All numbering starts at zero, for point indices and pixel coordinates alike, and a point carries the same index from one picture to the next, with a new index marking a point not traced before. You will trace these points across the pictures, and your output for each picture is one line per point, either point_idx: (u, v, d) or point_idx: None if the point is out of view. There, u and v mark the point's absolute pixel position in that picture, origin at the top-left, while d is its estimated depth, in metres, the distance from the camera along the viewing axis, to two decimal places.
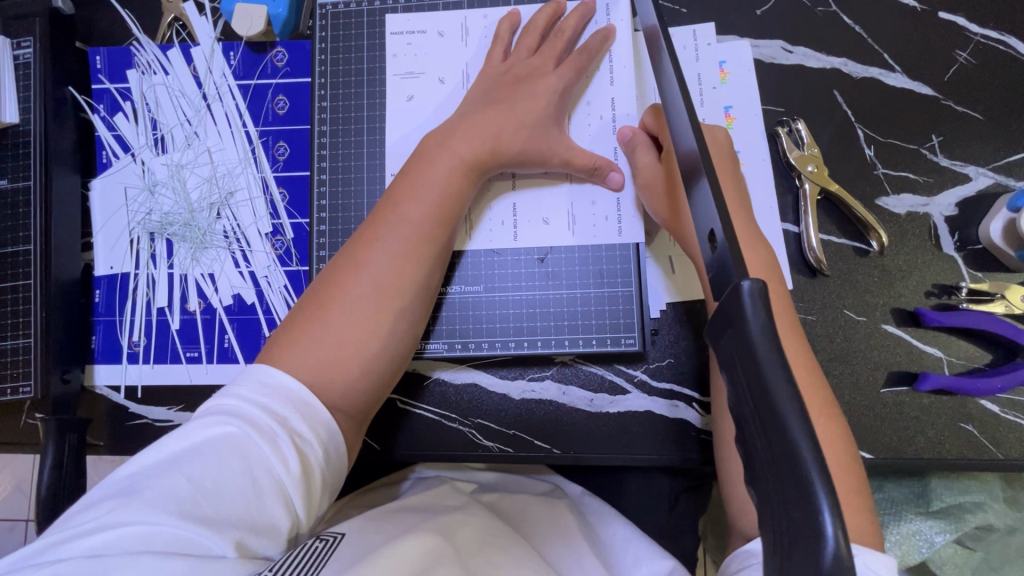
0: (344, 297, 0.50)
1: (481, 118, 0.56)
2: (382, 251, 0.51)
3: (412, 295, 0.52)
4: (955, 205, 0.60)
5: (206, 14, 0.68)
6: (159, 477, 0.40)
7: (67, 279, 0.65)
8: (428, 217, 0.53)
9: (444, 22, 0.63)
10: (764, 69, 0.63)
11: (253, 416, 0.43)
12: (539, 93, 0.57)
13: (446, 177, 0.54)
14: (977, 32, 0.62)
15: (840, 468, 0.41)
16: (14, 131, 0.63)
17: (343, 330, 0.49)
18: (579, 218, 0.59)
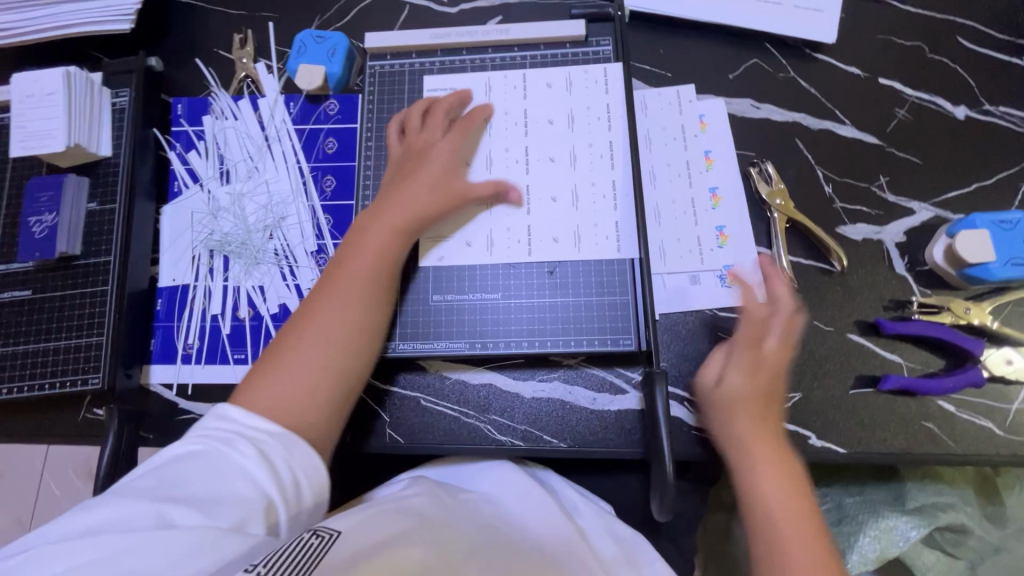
0: (301, 349, 0.56)
1: (409, 184, 0.65)
2: (331, 309, 0.58)
3: (365, 341, 0.59)
4: (903, 233, 0.70)
5: (274, 73, 0.82)
6: (138, 482, 0.46)
7: (137, 287, 0.74)
8: (370, 276, 0.60)
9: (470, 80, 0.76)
10: (736, 121, 0.76)
11: (218, 430, 0.50)
12: (441, 155, 0.67)
13: (383, 242, 0.62)
14: (912, 95, 0.75)
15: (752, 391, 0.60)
16: (106, 162, 0.75)
17: (300, 378, 0.55)
18: (583, 237, 0.69)
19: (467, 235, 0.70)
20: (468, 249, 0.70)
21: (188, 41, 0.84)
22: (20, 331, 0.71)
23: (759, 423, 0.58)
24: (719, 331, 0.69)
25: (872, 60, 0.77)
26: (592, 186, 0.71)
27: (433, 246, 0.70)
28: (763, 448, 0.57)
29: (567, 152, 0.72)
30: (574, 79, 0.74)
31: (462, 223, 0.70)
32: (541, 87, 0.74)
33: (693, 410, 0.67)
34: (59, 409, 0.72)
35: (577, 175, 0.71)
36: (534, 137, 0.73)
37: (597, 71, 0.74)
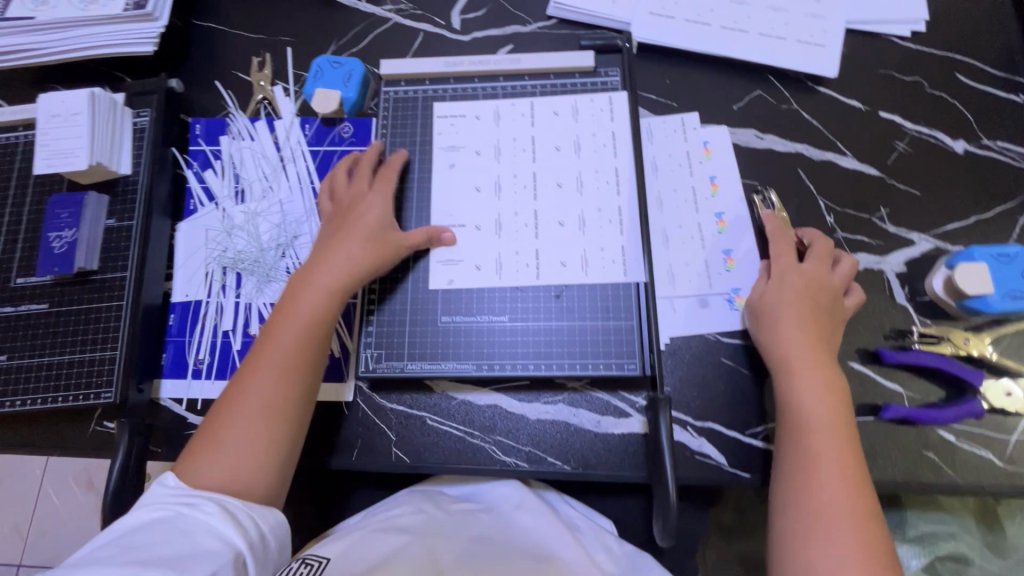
0: (237, 419, 0.58)
1: (339, 245, 0.66)
2: (260, 379, 0.59)
3: (293, 406, 0.60)
4: (904, 263, 0.72)
5: (291, 95, 0.84)
6: (96, 555, 0.46)
7: (151, 303, 0.75)
8: (301, 342, 0.62)
9: (481, 108, 0.78)
10: (740, 150, 0.78)
11: (171, 498, 0.52)
12: (368, 213, 0.68)
13: (315, 304, 0.63)
14: (911, 128, 0.77)
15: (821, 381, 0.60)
16: (125, 180, 0.77)
17: (236, 447, 0.57)
18: (589, 262, 0.70)
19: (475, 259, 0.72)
20: (477, 273, 0.71)
21: (209, 64, 0.87)
22: (35, 344, 0.72)
23: (828, 386, 0.60)
24: (723, 357, 0.70)
25: (873, 94, 0.79)
26: (598, 212, 0.72)
27: (443, 268, 0.72)
28: (824, 412, 0.58)
29: (574, 179, 0.74)
30: (581, 107, 0.76)
31: (470, 247, 0.72)
32: (549, 115, 0.76)
33: (696, 434, 0.68)
34: (70, 422, 0.73)
35: (583, 202, 0.73)
36: (542, 164, 0.75)
37: (603, 100, 0.76)
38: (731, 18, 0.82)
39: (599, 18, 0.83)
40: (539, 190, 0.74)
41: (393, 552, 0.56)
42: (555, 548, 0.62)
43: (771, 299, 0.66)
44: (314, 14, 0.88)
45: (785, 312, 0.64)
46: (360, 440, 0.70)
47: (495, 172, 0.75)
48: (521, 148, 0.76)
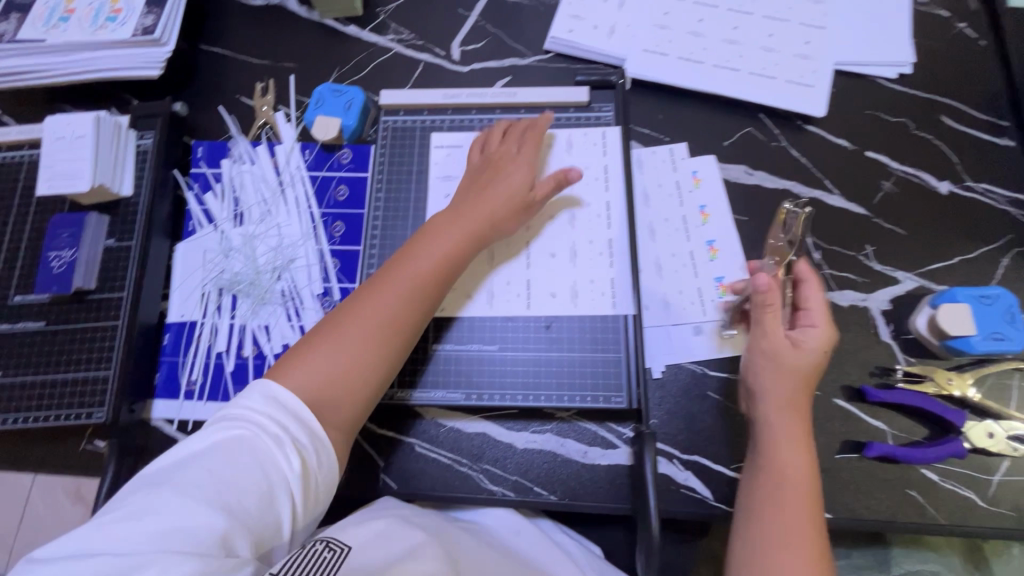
0: (355, 328, 0.58)
1: (483, 190, 0.69)
2: (381, 298, 0.60)
3: (400, 339, 0.60)
4: (889, 301, 0.73)
5: (291, 121, 0.86)
6: (184, 470, 0.48)
7: (147, 322, 0.76)
8: (432, 274, 0.62)
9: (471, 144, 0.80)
10: (730, 185, 0.79)
11: (262, 422, 0.51)
12: (517, 173, 0.70)
13: (454, 244, 0.64)
14: (897, 168, 0.79)
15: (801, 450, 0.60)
16: (126, 201, 0.78)
17: (348, 355, 0.57)
18: (581, 293, 0.72)
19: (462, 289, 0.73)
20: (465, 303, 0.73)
21: (213, 88, 0.89)
22: (30, 362, 0.73)
23: (803, 456, 0.60)
24: (710, 391, 0.70)
25: (860, 133, 0.81)
26: (591, 245, 0.73)
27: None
28: (797, 461, 0.60)
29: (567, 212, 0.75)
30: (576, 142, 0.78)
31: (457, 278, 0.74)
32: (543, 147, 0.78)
33: (682, 467, 0.68)
34: (61, 440, 0.74)
35: (576, 235, 0.74)
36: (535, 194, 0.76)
37: (600, 136, 0.78)
38: (723, 56, 0.84)
39: (595, 53, 0.86)
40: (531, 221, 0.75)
41: (412, 551, 0.53)
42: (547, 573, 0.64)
43: (820, 356, 0.62)
44: (318, 42, 0.91)
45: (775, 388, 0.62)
46: (348, 465, 0.70)
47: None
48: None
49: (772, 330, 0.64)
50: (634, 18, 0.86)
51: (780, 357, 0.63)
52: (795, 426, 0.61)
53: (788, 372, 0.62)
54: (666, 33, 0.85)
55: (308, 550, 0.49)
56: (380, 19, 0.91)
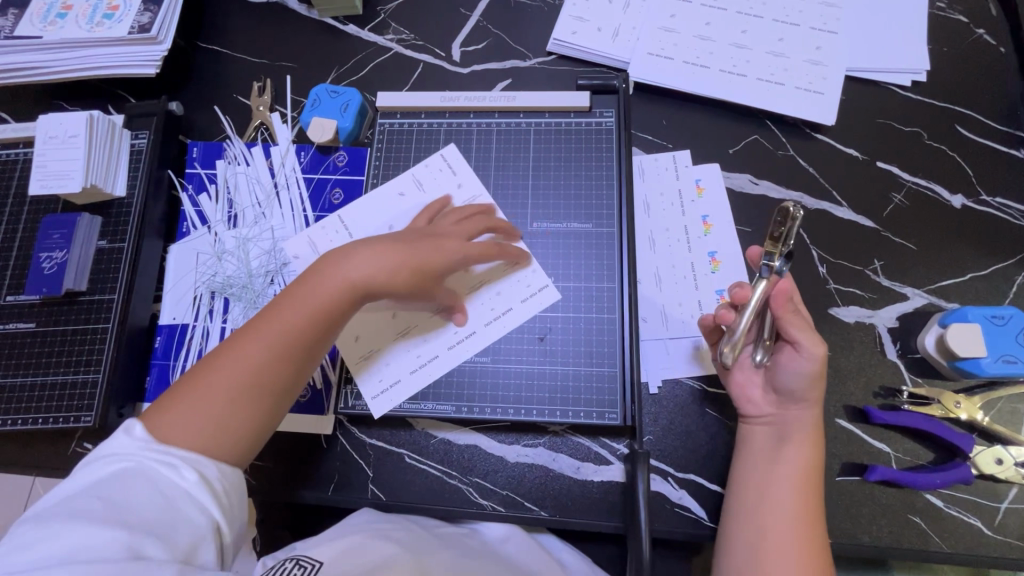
0: (221, 383, 0.53)
1: (391, 242, 0.60)
2: (257, 343, 0.55)
3: (279, 388, 0.55)
4: (896, 318, 0.71)
5: (287, 122, 0.85)
6: (68, 504, 0.44)
7: (137, 325, 0.75)
8: (308, 331, 0.56)
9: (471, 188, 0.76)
10: (734, 195, 0.77)
11: (146, 451, 0.48)
12: (444, 246, 0.61)
13: (332, 304, 0.57)
14: (909, 180, 0.76)
15: (807, 460, 0.59)
16: (119, 202, 0.77)
17: (213, 414, 0.52)
18: (371, 358, 0.70)
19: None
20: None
21: (211, 88, 0.88)
22: (19, 364, 0.72)
23: (807, 466, 0.59)
24: (708, 408, 0.69)
25: (871, 143, 0.78)
26: (423, 340, 0.70)
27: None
28: (803, 452, 0.59)
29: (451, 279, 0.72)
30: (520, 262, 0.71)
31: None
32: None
33: (677, 486, 0.67)
34: (52, 442, 0.73)
35: (428, 320, 0.71)
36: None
37: (527, 292, 0.71)
38: (730, 61, 0.81)
39: (598, 56, 0.84)
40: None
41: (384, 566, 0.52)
42: None
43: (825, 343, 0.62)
44: (316, 41, 0.89)
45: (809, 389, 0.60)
46: (337, 474, 0.70)
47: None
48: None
49: (806, 329, 0.59)
50: (638, 20, 0.84)
51: (822, 358, 0.58)
52: (803, 418, 0.61)
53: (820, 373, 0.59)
54: (671, 35, 0.83)
55: (276, 568, 0.52)
56: (379, 18, 0.89)
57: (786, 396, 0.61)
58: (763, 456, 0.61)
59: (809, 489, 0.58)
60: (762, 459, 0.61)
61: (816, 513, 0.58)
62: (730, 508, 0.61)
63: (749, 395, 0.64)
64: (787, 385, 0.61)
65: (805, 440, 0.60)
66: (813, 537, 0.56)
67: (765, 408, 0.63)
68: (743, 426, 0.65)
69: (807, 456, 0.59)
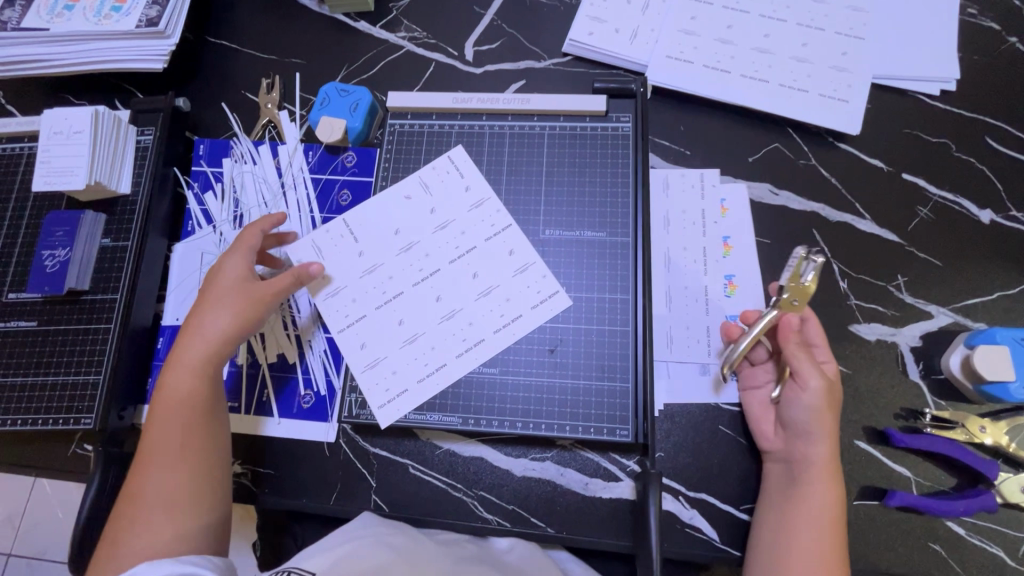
0: (144, 502, 0.56)
1: (209, 311, 0.63)
2: (157, 457, 0.58)
3: (201, 464, 0.59)
4: (919, 337, 0.68)
5: (296, 121, 0.83)
6: None
7: (140, 326, 0.74)
8: (188, 413, 0.60)
9: (478, 191, 0.74)
10: (754, 206, 0.75)
11: None
12: (227, 281, 0.64)
13: (191, 382, 0.61)
14: (935, 193, 0.74)
15: (828, 495, 0.57)
16: (124, 199, 0.76)
17: (149, 525, 0.54)
18: (377, 366, 0.69)
19: (343, 273, 0.71)
20: (329, 302, 0.71)
21: (218, 84, 0.86)
22: (21, 363, 0.71)
23: (830, 501, 0.57)
24: (721, 426, 0.67)
25: (897, 154, 0.76)
26: (428, 350, 0.68)
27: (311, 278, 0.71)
28: (827, 485, 0.58)
29: (456, 286, 0.70)
30: (529, 269, 0.70)
31: (353, 278, 0.71)
32: (501, 247, 0.71)
33: (688, 505, 0.65)
34: (52, 442, 0.72)
35: (433, 329, 0.69)
36: (437, 251, 0.72)
37: (539, 298, 0.69)
38: (752, 65, 0.79)
39: (616, 58, 0.81)
40: (444, 266, 0.71)
41: None
42: None
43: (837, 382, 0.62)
44: (327, 38, 0.87)
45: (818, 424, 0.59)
46: (340, 483, 0.68)
47: (408, 249, 0.72)
48: (461, 234, 0.72)
49: (812, 362, 0.59)
50: (657, 21, 0.81)
51: (825, 391, 0.59)
52: (824, 454, 0.59)
53: (827, 405, 0.59)
54: (691, 38, 0.80)
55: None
56: (391, 16, 0.87)
57: (797, 433, 0.60)
58: (789, 485, 0.59)
59: (831, 525, 0.56)
60: (781, 491, 0.60)
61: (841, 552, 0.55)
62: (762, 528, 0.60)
63: (762, 428, 0.63)
64: (793, 418, 0.60)
65: (827, 472, 0.58)
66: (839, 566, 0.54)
67: (775, 444, 0.62)
68: (766, 465, 0.63)
69: (829, 490, 0.58)
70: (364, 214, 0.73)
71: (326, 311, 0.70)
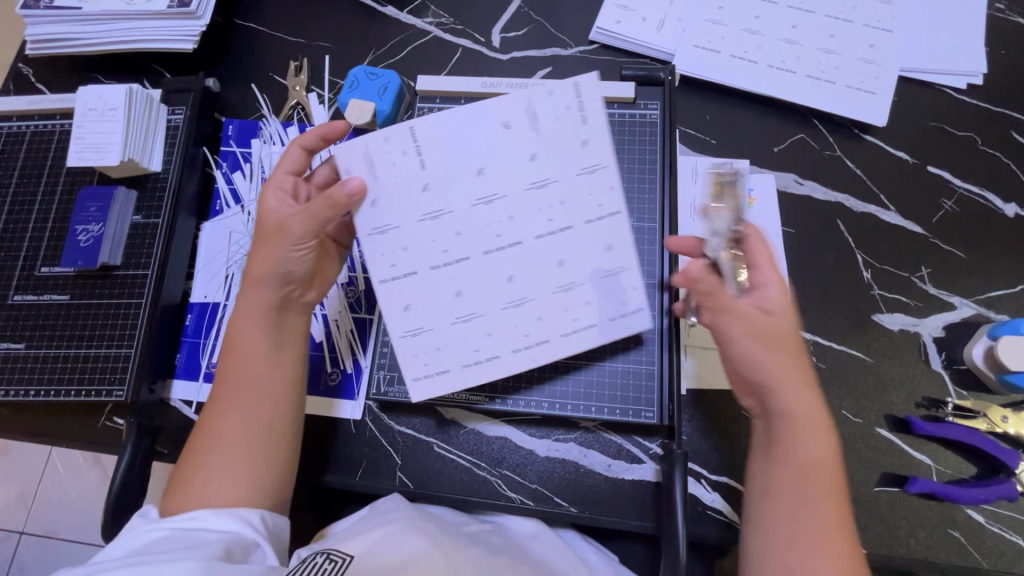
0: (214, 444, 0.56)
1: (271, 252, 0.61)
2: (228, 401, 0.58)
3: (270, 411, 0.58)
4: (942, 328, 0.69)
5: (324, 103, 0.84)
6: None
7: (170, 302, 0.75)
8: (258, 358, 0.60)
9: (590, 157, 0.59)
10: (780, 196, 0.75)
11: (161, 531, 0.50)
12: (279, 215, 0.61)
13: (259, 328, 0.61)
14: (960, 186, 0.74)
15: (814, 450, 0.51)
16: (155, 176, 0.77)
17: (220, 466, 0.54)
18: (420, 336, 0.62)
19: (401, 214, 0.59)
20: (378, 241, 0.60)
21: (247, 65, 0.87)
22: (53, 335, 0.72)
23: (816, 458, 0.51)
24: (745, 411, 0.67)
25: (923, 147, 0.76)
26: (484, 335, 0.61)
27: (368, 211, 0.59)
28: (814, 438, 0.52)
29: (533, 269, 0.61)
30: (621, 274, 0.60)
31: (414, 226, 0.60)
32: (597, 235, 0.60)
33: (710, 488, 0.66)
34: (83, 414, 0.74)
35: (495, 313, 0.61)
36: (523, 216, 0.60)
37: (621, 309, 0.61)
38: (779, 56, 0.79)
39: (642, 46, 0.81)
40: (526, 239, 0.60)
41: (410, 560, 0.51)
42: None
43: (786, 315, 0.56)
44: (354, 22, 0.88)
45: (775, 368, 0.53)
46: (366, 460, 0.69)
47: (489, 206, 0.60)
48: (557, 203, 0.59)
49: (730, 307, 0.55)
50: (685, 11, 0.82)
51: (763, 334, 0.54)
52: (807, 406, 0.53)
53: (769, 347, 0.54)
54: (718, 28, 0.80)
55: (306, 563, 0.51)
56: (418, 1, 0.88)
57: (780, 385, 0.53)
58: (771, 445, 0.54)
59: (824, 486, 0.50)
60: (765, 448, 0.55)
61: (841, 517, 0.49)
62: (767, 489, 0.53)
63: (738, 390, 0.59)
64: (751, 372, 0.55)
65: (814, 427, 0.52)
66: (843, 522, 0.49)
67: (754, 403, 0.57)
68: (755, 422, 0.57)
69: (819, 446, 0.52)
70: (446, 143, 0.58)
71: (375, 255, 0.60)
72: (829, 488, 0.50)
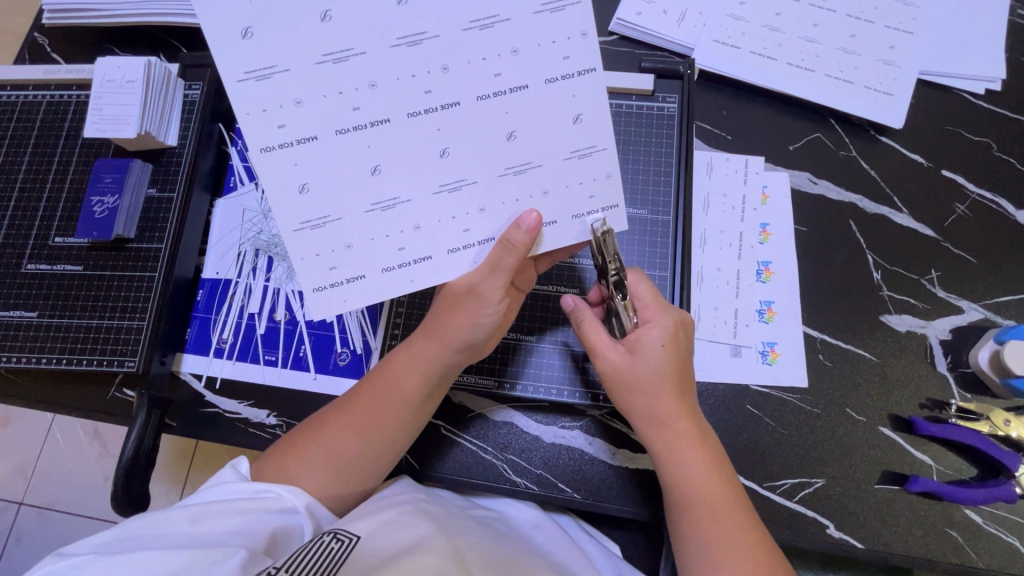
0: (319, 444, 0.57)
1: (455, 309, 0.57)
2: (349, 411, 0.58)
3: (376, 449, 0.58)
4: (949, 330, 0.70)
5: None
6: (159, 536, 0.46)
7: (182, 277, 0.75)
8: (397, 398, 0.59)
9: (581, 58, 0.48)
10: (795, 194, 0.76)
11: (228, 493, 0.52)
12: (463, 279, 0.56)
13: (413, 374, 0.59)
14: (974, 191, 0.74)
15: (706, 472, 0.57)
16: (170, 152, 0.76)
17: (314, 465, 0.56)
18: (322, 231, 0.50)
19: (299, 91, 0.46)
20: (255, 88, 0.46)
21: None
22: (65, 305, 0.73)
23: (716, 479, 0.57)
24: (749, 405, 0.68)
25: (939, 151, 0.76)
26: (410, 229, 0.52)
27: (239, 43, 0.45)
28: (705, 459, 0.57)
29: (476, 147, 0.50)
30: (593, 155, 0.51)
31: (305, 72, 0.46)
32: (562, 97, 0.49)
33: None
34: (93, 384, 0.74)
35: (424, 199, 0.51)
36: (461, 75, 0.48)
37: (588, 206, 0.54)
38: (799, 54, 0.79)
39: (662, 39, 0.81)
40: (465, 101, 0.48)
41: (420, 541, 0.51)
42: (570, 561, 0.61)
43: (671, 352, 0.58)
44: None
45: (658, 398, 0.58)
46: None
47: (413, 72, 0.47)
48: (509, 52, 0.47)
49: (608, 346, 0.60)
50: (706, 5, 0.81)
51: (641, 371, 0.58)
52: (687, 437, 0.57)
53: (659, 381, 0.57)
54: (739, 24, 0.80)
55: (315, 543, 0.47)
56: None
57: (651, 423, 0.58)
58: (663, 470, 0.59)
59: (730, 502, 0.56)
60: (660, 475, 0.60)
61: (755, 530, 0.55)
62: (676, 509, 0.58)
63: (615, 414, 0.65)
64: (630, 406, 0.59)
65: (699, 454, 0.57)
66: (751, 521, 0.55)
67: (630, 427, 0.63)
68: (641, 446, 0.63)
69: (710, 468, 0.57)
70: (354, 4, 0.45)
71: (229, 46, 0.44)
72: (728, 503, 0.56)
